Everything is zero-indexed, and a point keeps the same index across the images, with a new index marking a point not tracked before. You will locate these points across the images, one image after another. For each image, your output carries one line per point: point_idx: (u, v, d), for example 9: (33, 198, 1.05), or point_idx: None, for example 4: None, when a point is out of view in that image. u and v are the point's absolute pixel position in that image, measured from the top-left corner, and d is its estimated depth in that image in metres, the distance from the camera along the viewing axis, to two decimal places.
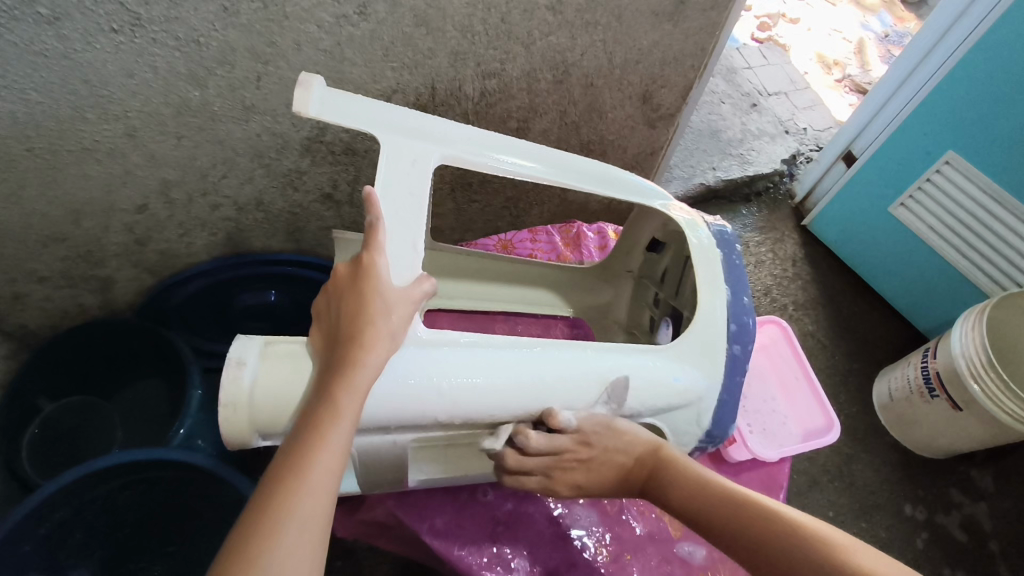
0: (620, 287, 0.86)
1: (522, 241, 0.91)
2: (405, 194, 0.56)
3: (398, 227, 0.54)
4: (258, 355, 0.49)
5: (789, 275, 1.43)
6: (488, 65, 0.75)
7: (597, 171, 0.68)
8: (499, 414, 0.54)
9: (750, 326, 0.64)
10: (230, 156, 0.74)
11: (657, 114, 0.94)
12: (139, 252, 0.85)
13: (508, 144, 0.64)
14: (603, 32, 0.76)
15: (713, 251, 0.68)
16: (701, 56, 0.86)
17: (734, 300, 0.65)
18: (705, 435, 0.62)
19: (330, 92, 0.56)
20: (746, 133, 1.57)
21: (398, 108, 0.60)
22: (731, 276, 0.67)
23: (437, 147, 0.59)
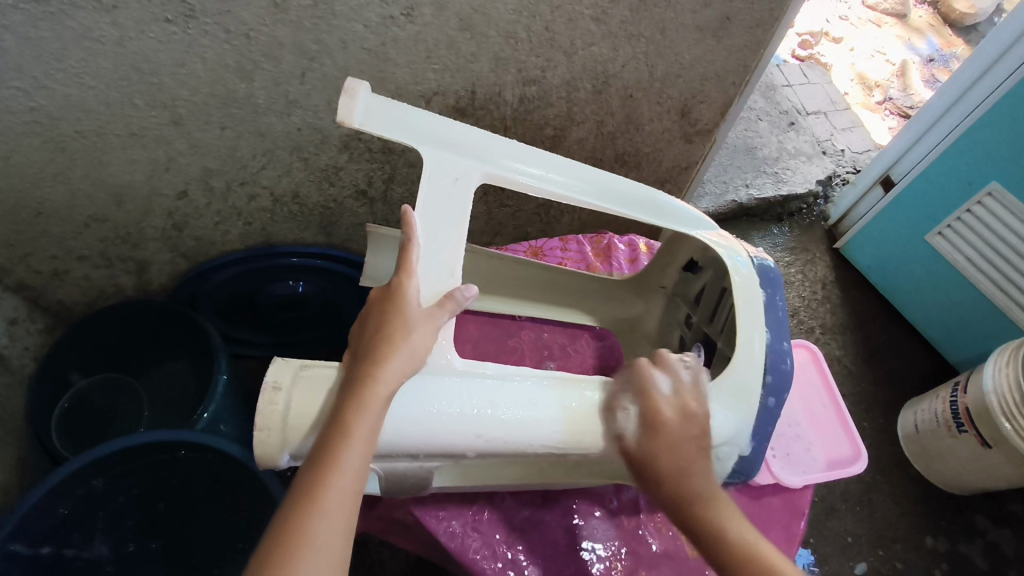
0: (651, 302, 0.85)
1: (553, 249, 0.90)
2: (445, 213, 0.56)
3: (431, 248, 0.55)
4: (292, 379, 0.50)
5: (818, 297, 1.41)
6: (529, 72, 0.75)
7: (641, 196, 0.68)
8: (528, 448, 0.54)
9: (787, 369, 0.62)
10: (270, 148, 0.76)
11: (694, 129, 0.93)
12: (176, 237, 0.86)
13: (550, 163, 0.64)
14: (645, 44, 0.76)
15: (756, 288, 0.66)
16: (742, 73, 0.85)
17: (774, 343, 0.63)
18: (731, 473, 0.62)
19: (377, 102, 0.56)
20: (782, 152, 1.55)
21: (444, 121, 0.60)
22: (771, 320, 0.64)
23: (478, 165, 0.60)
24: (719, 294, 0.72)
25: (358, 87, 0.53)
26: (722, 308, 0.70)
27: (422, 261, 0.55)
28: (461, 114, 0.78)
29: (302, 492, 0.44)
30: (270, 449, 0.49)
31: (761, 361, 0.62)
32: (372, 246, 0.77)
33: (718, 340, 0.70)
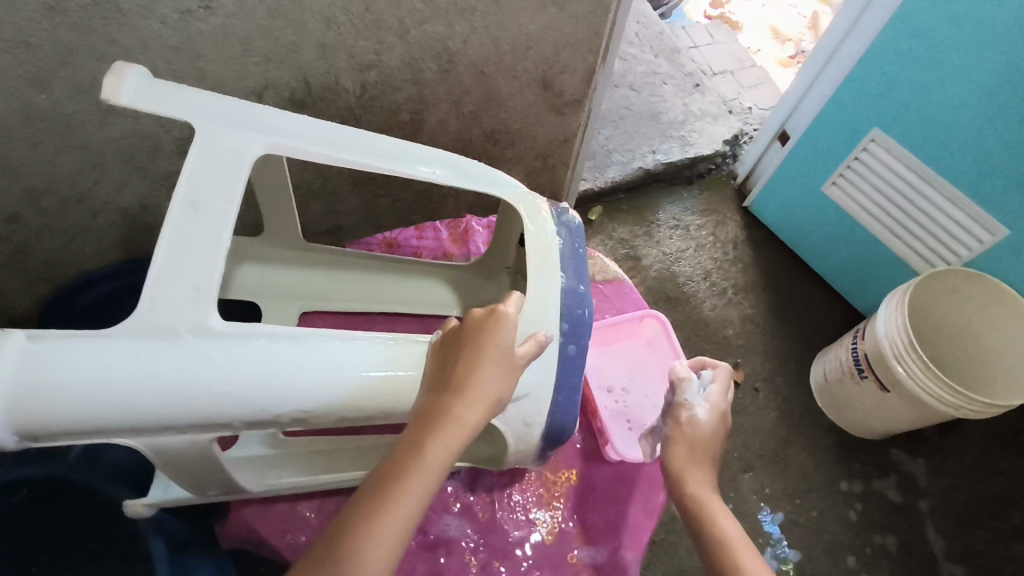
0: (501, 285, 0.86)
1: (408, 239, 0.91)
2: (215, 180, 0.54)
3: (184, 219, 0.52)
4: (18, 355, 0.46)
5: (729, 257, 1.42)
6: (363, 57, 0.72)
7: (442, 158, 0.67)
8: (305, 410, 0.53)
9: (585, 318, 0.65)
10: (99, 160, 0.72)
11: (562, 101, 0.91)
12: (23, 261, 0.82)
13: (344, 131, 0.62)
14: (482, 18, 0.73)
15: (554, 240, 0.69)
16: (597, 39, 0.83)
17: (571, 290, 0.66)
18: (545, 427, 0.64)
19: (147, 78, 0.55)
20: (687, 115, 1.54)
21: (223, 96, 0.58)
22: (570, 285, 0.66)
23: (253, 133, 0.57)
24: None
25: (121, 68, 0.53)
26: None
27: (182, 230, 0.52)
28: (301, 106, 0.75)
29: (377, 497, 0.48)
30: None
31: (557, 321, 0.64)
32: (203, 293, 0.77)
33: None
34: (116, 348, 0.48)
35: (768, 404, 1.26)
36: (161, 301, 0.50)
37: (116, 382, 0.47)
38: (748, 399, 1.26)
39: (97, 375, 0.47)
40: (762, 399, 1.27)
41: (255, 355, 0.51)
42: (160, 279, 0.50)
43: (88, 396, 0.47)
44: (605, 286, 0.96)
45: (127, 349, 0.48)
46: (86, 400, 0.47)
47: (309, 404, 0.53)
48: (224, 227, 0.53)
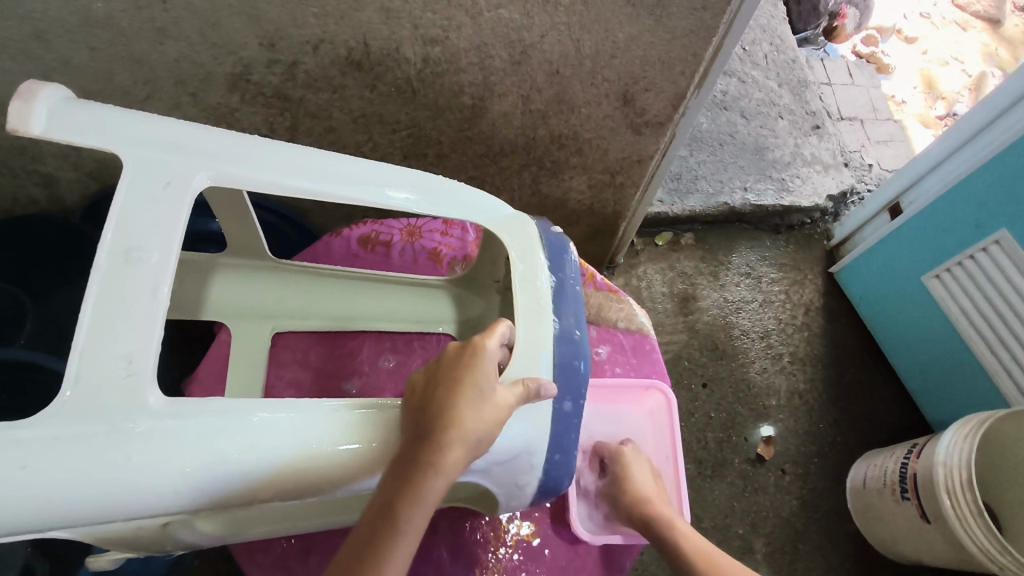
0: (490, 303, 0.76)
1: (431, 231, 0.83)
2: (145, 215, 0.47)
3: (117, 269, 0.46)
4: None
5: (796, 323, 1.29)
6: (429, 30, 0.67)
7: (414, 179, 0.59)
8: (257, 497, 0.47)
9: (581, 370, 0.59)
10: (152, 77, 0.71)
11: (642, 120, 0.83)
12: (76, 156, 0.84)
13: (303, 153, 0.55)
14: (565, 14, 0.66)
15: (540, 275, 0.61)
16: (693, 62, 0.74)
17: (567, 334, 0.60)
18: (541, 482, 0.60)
19: (64, 109, 0.48)
20: (795, 157, 1.40)
21: (154, 116, 0.51)
22: (562, 340, 0.59)
23: (193, 161, 0.50)
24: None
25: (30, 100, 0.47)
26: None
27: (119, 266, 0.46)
28: (358, 67, 0.71)
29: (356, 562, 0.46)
30: None
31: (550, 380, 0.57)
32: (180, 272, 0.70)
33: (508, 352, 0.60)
34: (35, 446, 0.41)
35: (791, 491, 1.15)
36: (87, 379, 0.43)
37: (40, 484, 0.40)
38: (771, 479, 1.15)
39: (17, 477, 0.40)
40: (787, 483, 1.15)
41: (202, 436, 0.44)
42: (83, 349, 0.43)
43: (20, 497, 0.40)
44: (624, 337, 0.86)
45: (46, 444, 0.41)
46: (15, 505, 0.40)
47: (264, 493, 0.47)
48: (166, 262, 0.47)
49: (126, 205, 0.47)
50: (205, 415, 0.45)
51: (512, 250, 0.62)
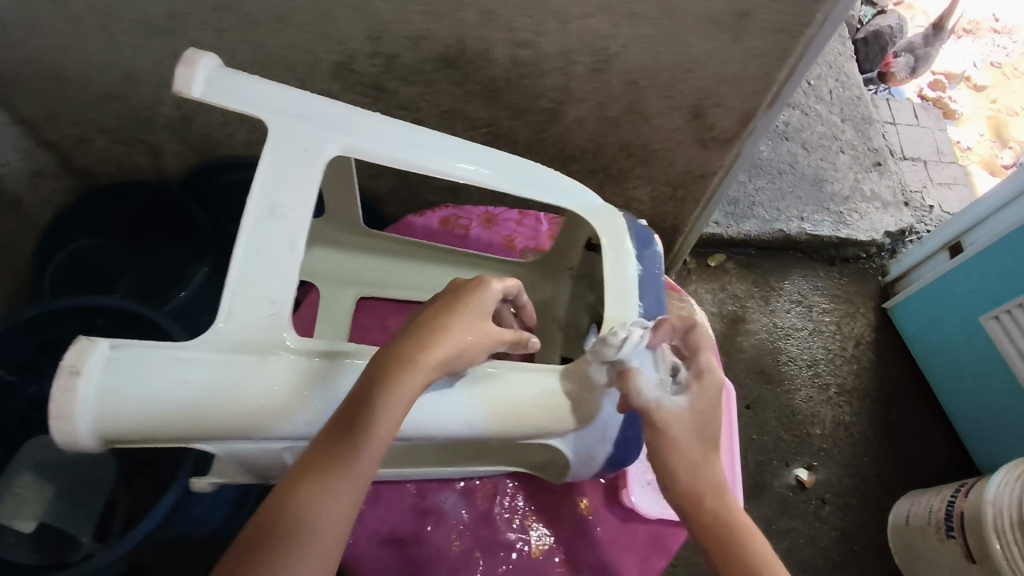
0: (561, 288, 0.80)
1: (508, 220, 0.87)
2: (288, 177, 0.54)
3: (265, 222, 0.52)
4: (97, 363, 0.44)
5: (845, 354, 1.29)
6: (521, 34, 0.72)
7: (516, 166, 0.65)
8: None
9: (664, 348, 0.59)
10: (266, 61, 0.78)
11: (710, 135, 0.87)
12: (185, 130, 0.93)
13: (421, 135, 0.61)
14: (650, 27, 0.70)
15: (627, 263, 0.65)
16: (766, 81, 0.77)
17: (647, 317, 0.64)
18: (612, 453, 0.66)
19: (222, 76, 0.54)
20: (855, 192, 1.41)
21: (296, 91, 0.57)
22: (645, 322, 0.60)
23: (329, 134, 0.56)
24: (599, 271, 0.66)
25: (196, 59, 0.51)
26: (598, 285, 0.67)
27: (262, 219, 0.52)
28: (451, 64, 0.77)
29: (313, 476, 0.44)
30: (76, 436, 0.43)
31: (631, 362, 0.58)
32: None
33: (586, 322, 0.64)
34: (193, 362, 0.46)
35: (830, 520, 1.14)
36: (237, 315, 0.49)
37: (198, 399, 0.46)
38: (810, 507, 1.15)
39: (179, 389, 0.45)
40: (826, 513, 1.14)
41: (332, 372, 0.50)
42: (235, 287, 0.50)
43: (177, 407, 0.45)
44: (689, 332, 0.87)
45: (206, 364, 0.46)
46: (170, 413, 0.45)
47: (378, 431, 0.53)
48: (303, 218, 0.53)
49: (272, 169, 0.54)
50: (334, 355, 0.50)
51: (605, 241, 0.67)
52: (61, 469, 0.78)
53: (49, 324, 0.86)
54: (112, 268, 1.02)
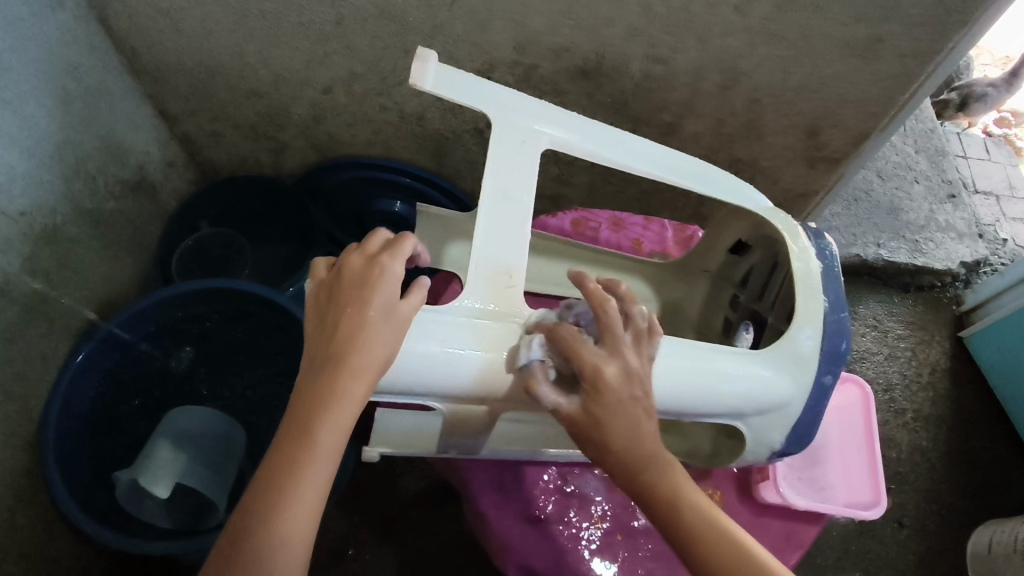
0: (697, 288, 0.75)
1: (632, 224, 0.83)
2: (510, 165, 0.56)
3: (495, 205, 0.55)
4: None
5: (921, 381, 1.30)
6: (659, 50, 0.77)
7: (700, 169, 0.64)
8: None
9: (844, 351, 0.57)
10: (409, 66, 0.84)
11: (820, 154, 0.90)
12: (313, 129, 0.98)
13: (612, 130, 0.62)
14: (785, 48, 0.75)
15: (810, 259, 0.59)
16: (886, 104, 0.81)
17: (831, 315, 0.58)
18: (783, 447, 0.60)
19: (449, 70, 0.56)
20: (930, 222, 1.42)
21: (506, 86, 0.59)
22: (829, 325, 0.57)
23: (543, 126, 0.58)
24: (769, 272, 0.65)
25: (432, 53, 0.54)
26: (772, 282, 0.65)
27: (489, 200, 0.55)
28: (586, 76, 0.82)
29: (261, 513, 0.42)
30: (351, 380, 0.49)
31: (812, 360, 0.56)
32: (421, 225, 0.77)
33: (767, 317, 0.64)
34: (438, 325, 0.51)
35: (908, 545, 1.15)
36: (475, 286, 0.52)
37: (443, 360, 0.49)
38: (888, 531, 1.15)
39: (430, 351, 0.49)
40: (903, 537, 1.15)
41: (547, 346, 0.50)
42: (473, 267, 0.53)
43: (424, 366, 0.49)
44: None
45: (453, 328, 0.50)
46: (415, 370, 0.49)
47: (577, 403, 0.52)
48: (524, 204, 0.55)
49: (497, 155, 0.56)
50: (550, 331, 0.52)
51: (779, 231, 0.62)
52: (191, 439, 0.83)
53: (158, 317, 0.85)
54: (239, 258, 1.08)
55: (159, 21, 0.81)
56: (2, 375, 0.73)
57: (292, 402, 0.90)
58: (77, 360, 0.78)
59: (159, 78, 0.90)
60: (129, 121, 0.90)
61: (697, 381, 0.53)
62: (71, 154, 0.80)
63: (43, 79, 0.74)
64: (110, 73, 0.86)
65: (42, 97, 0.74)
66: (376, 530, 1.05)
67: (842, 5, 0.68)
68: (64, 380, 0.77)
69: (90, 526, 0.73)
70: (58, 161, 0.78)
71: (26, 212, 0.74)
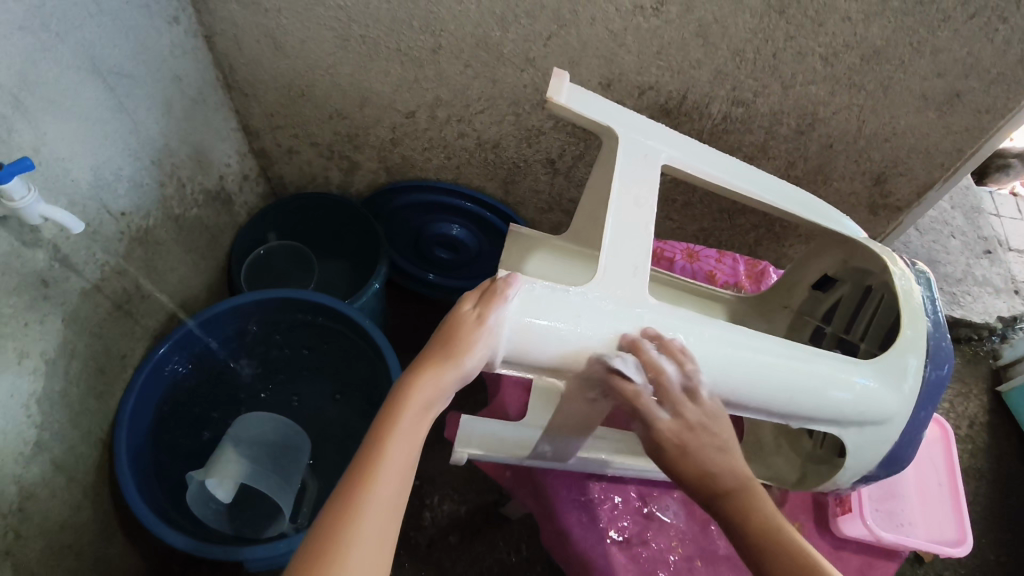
0: (776, 325, 0.81)
1: (707, 257, 0.89)
2: (636, 177, 0.61)
3: (626, 208, 0.59)
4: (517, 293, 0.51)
5: (960, 433, 1.30)
6: (741, 93, 0.80)
7: (800, 198, 0.71)
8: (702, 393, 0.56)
9: (947, 375, 0.62)
10: (494, 96, 0.87)
11: (883, 202, 0.93)
12: (388, 150, 1.01)
13: (723, 160, 0.69)
14: (864, 98, 0.78)
15: (916, 293, 0.65)
16: (954, 156, 0.84)
17: (935, 345, 0.63)
18: (881, 463, 0.64)
19: (574, 89, 0.63)
20: (967, 276, 1.44)
21: (630, 110, 0.66)
22: (933, 349, 0.62)
23: (664, 147, 0.65)
24: (858, 304, 0.72)
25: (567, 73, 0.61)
26: (863, 312, 0.71)
27: (615, 201, 0.59)
28: (666, 115, 0.85)
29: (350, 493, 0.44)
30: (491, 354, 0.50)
31: (918, 381, 0.61)
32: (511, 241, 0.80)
33: (858, 345, 0.70)
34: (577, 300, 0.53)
35: None
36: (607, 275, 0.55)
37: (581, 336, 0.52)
38: None
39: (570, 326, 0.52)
40: None
41: (680, 327, 0.55)
42: (606, 255, 0.56)
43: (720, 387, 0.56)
44: None
45: (596, 305, 0.53)
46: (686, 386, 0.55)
47: (704, 384, 0.55)
48: (648, 211, 0.59)
49: (625, 168, 0.62)
50: (682, 318, 0.56)
51: (875, 256, 0.69)
52: (264, 448, 0.85)
53: (239, 318, 0.88)
54: (302, 272, 1.10)
55: (260, 41, 0.85)
56: (90, 372, 0.73)
57: (359, 416, 0.92)
58: (158, 352, 0.79)
59: (248, 94, 0.94)
60: (217, 133, 0.94)
61: (805, 383, 0.57)
62: (168, 162, 0.83)
63: (154, 87, 0.78)
64: (206, 86, 0.89)
65: (151, 104, 0.78)
66: (418, 551, 1.03)
67: (927, 61, 0.73)
68: (144, 371, 0.78)
69: (152, 519, 0.70)
70: (157, 166, 0.80)
71: (126, 213, 0.76)
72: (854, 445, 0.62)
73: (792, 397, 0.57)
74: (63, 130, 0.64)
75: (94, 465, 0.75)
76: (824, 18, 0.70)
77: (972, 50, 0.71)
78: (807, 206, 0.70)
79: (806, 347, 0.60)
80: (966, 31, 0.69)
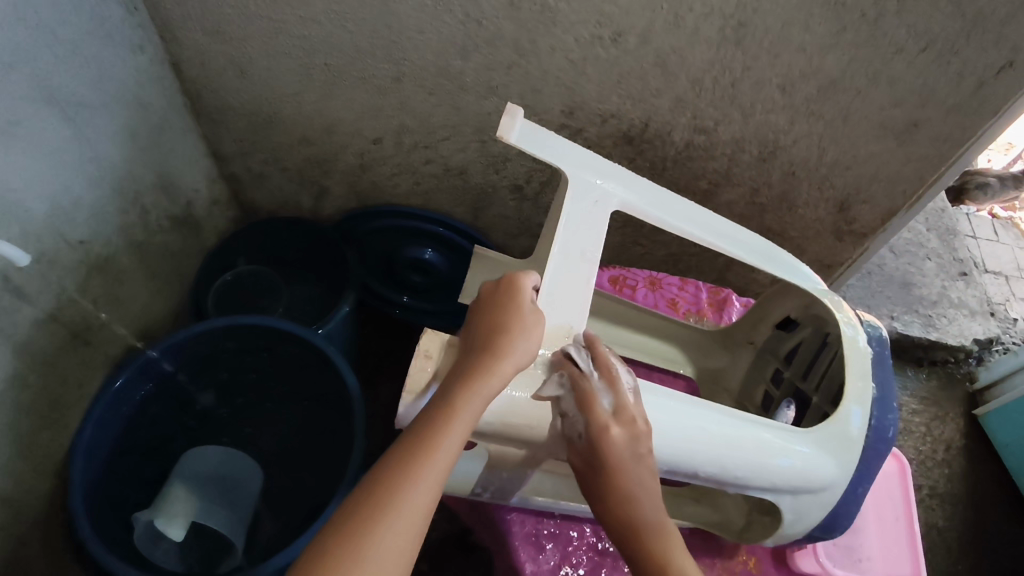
0: (738, 358, 0.82)
1: (670, 284, 0.89)
2: (584, 226, 0.61)
3: (569, 260, 0.59)
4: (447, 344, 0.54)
5: (936, 458, 1.30)
6: (702, 121, 0.80)
7: (758, 245, 0.71)
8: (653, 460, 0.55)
9: (890, 440, 0.62)
10: (459, 123, 0.87)
11: (848, 227, 0.94)
12: (356, 176, 1.01)
13: (676, 207, 0.68)
14: (823, 126, 0.79)
15: (864, 356, 0.65)
16: (916, 184, 0.85)
17: (879, 408, 0.63)
18: (819, 524, 0.63)
19: (527, 127, 0.62)
20: (942, 298, 1.43)
21: (583, 149, 0.66)
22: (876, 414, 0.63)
23: (615, 194, 0.65)
24: (816, 352, 0.72)
25: (519, 111, 0.59)
26: (819, 362, 0.70)
27: (557, 253, 0.59)
28: (629, 142, 0.85)
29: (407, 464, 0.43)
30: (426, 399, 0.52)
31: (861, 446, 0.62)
32: (474, 266, 0.80)
33: (812, 397, 0.70)
34: None
35: None
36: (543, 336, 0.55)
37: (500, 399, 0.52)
38: None
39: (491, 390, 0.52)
40: None
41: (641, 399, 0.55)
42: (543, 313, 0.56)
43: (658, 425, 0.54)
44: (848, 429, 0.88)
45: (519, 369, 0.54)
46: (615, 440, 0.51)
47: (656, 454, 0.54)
48: (591, 266, 0.59)
49: (573, 215, 0.62)
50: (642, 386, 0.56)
51: (827, 308, 0.69)
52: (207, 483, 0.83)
53: (198, 349, 0.86)
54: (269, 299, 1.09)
55: (225, 68, 0.85)
56: (43, 403, 0.72)
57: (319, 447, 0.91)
58: (115, 384, 0.78)
59: (216, 121, 0.94)
60: (184, 159, 0.94)
61: (743, 455, 0.57)
62: (130, 189, 0.82)
63: (116, 115, 0.78)
64: (172, 113, 0.89)
65: (112, 131, 0.77)
66: None
67: (883, 90, 0.73)
68: (100, 403, 0.76)
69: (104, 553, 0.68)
70: (118, 194, 0.80)
71: (84, 242, 0.75)
72: (790, 509, 0.62)
73: (726, 467, 0.56)
74: (16, 160, 0.64)
75: (46, 497, 0.74)
76: (778, 49, 0.70)
77: (927, 80, 0.71)
78: (763, 255, 0.71)
79: (745, 412, 0.60)
80: (920, 63, 0.70)
